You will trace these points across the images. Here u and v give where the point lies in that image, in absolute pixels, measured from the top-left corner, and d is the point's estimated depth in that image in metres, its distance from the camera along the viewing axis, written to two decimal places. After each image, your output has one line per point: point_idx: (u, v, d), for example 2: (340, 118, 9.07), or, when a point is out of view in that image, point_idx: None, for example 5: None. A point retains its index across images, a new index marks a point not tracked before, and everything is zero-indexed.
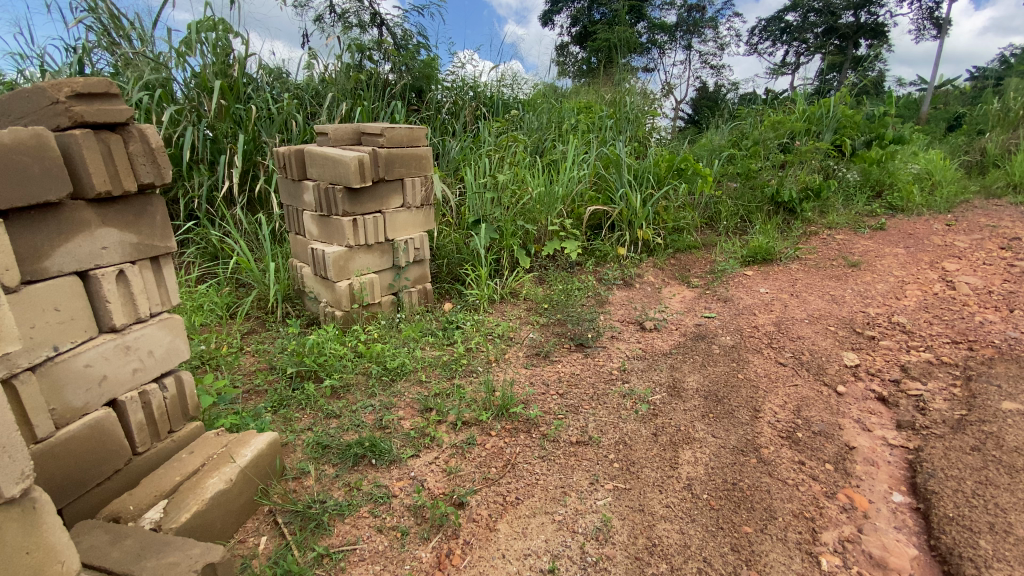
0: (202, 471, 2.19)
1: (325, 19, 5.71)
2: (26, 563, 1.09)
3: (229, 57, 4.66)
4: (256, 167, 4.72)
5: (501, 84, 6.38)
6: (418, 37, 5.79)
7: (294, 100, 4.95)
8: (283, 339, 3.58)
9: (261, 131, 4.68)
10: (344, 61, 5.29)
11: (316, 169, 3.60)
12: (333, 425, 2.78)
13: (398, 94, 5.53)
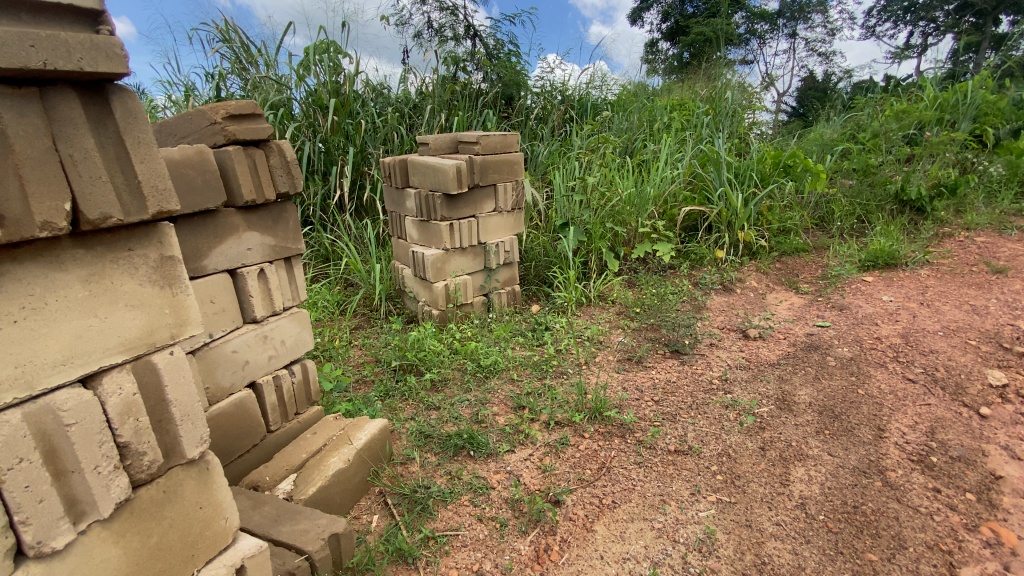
0: (324, 450, 2.43)
1: (423, 35, 6.04)
2: (199, 516, 1.21)
3: (340, 75, 5.08)
4: (362, 176, 5.11)
5: (590, 87, 6.34)
6: (509, 45, 5.94)
7: (396, 112, 5.29)
8: (387, 335, 3.84)
9: (369, 143, 5.06)
10: (440, 73, 5.56)
11: (417, 177, 3.83)
12: (433, 417, 2.94)
13: (490, 102, 5.71)
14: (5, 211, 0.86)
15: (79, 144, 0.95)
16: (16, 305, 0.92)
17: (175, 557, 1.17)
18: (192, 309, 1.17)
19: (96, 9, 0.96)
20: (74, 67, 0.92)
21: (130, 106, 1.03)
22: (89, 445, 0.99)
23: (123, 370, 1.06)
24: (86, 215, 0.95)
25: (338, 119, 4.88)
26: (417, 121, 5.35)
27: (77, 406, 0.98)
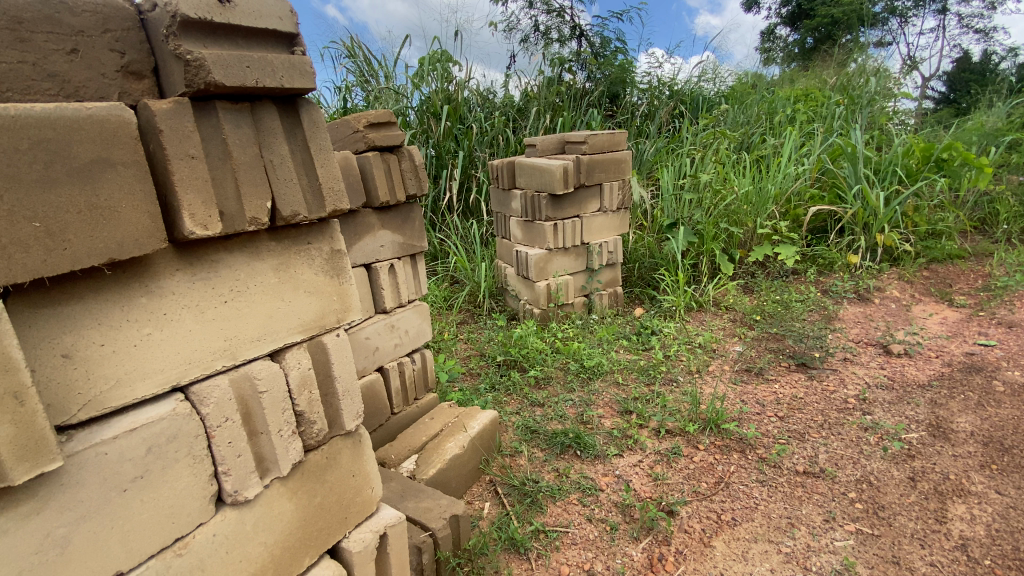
0: (442, 435, 2.58)
1: (530, 38, 6.13)
2: (352, 483, 1.36)
3: (450, 83, 5.27)
4: (470, 178, 5.30)
5: (701, 81, 6.03)
6: (616, 42, 5.83)
7: (503, 115, 5.42)
8: (490, 331, 3.96)
9: (478, 146, 5.24)
10: (547, 75, 5.61)
11: (523, 178, 3.88)
12: (538, 413, 2.98)
13: (595, 101, 5.65)
14: (225, 208, 1.02)
15: (278, 152, 1.10)
16: (226, 287, 1.08)
17: (332, 517, 1.31)
18: (352, 297, 1.31)
19: (292, 33, 1.10)
20: (277, 84, 1.06)
21: (314, 117, 1.17)
22: (275, 411, 1.14)
23: (301, 347, 1.21)
24: (281, 212, 1.11)
25: (450, 123, 5.11)
26: (524, 123, 5.44)
27: (268, 376, 1.13)
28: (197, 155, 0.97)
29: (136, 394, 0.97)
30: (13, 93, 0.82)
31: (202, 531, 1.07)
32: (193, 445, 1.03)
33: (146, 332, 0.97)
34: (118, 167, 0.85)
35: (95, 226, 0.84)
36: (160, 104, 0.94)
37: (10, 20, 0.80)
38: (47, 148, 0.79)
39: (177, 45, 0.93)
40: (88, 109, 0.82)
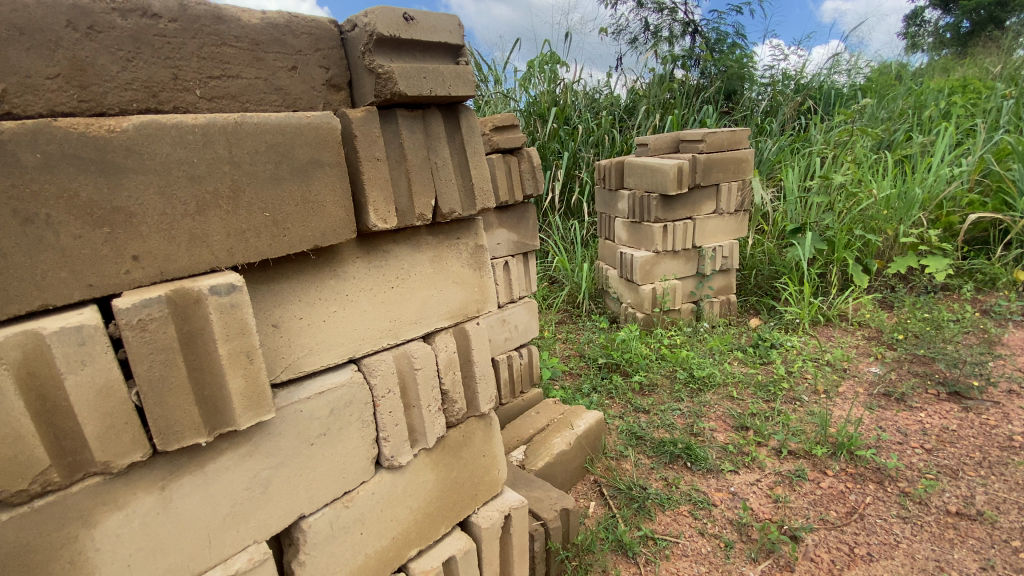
0: (548, 429, 2.63)
1: (640, 38, 5.98)
2: (481, 462, 1.50)
3: (556, 86, 5.23)
4: (573, 180, 5.24)
5: (832, 73, 5.50)
6: (733, 37, 5.50)
7: (610, 114, 5.27)
8: (591, 333, 3.94)
9: (583, 146, 5.16)
10: (657, 73, 5.42)
11: (633, 178, 3.78)
12: (643, 420, 2.91)
13: (710, 99, 5.37)
14: (399, 204, 1.17)
15: (440, 154, 1.24)
16: (393, 275, 1.24)
17: (464, 492, 1.47)
18: (490, 290, 1.47)
19: (458, 44, 1.22)
20: (445, 92, 1.18)
21: (469, 121, 1.29)
22: (427, 387, 1.30)
23: (447, 332, 1.37)
24: (440, 209, 1.25)
25: (557, 124, 5.10)
26: (632, 123, 5.30)
27: (423, 355, 1.29)
28: (381, 157, 1.12)
29: (322, 362, 1.14)
30: (249, 103, 0.97)
31: (365, 488, 1.23)
32: (363, 411, 1.20)
33: (332, 309, 1.14)
34: (326, 167, 1.00)
35: (307, 217, 0.99)
36: (355, 112, 1.09)
37: (251, 42, 0.95)
38: (278, 150, 0.94)
39: (371, 60, 1.07)
40: (308, 117, 0.97)
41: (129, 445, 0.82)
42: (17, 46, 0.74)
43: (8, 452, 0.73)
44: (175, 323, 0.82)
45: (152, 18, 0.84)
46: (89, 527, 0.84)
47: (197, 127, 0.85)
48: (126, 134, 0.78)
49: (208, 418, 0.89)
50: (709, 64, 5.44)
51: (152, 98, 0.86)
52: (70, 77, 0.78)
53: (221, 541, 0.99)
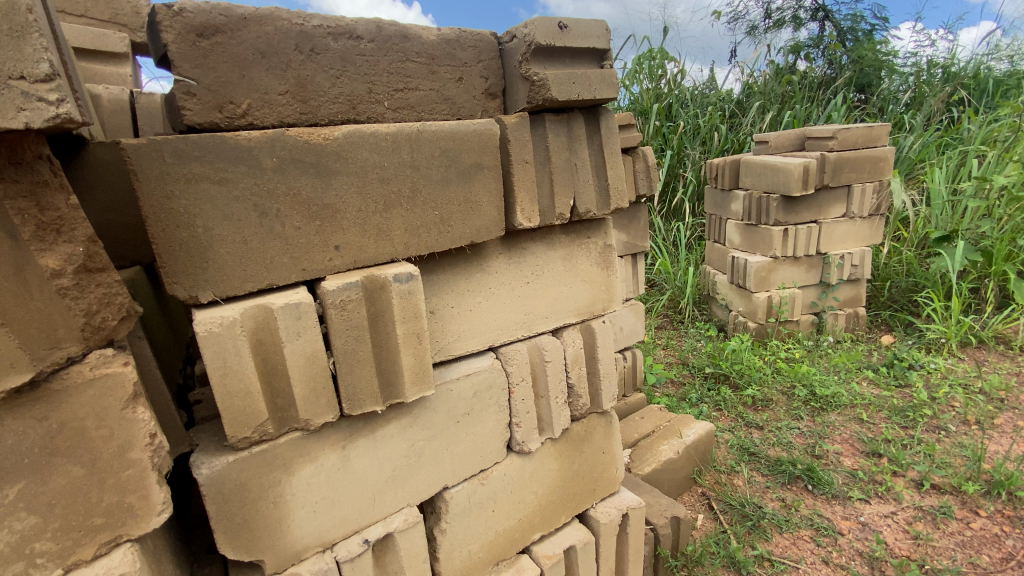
0: (654, 436, 2.56)
1: (758, 27, 5.60)
2: (601, 458, 1.54)
3: (662, 81, 4.99)
4: (676, 180, 4.87)
5: (992, 59, 4.80)
6: (870, 21, 4.98)
7: (719, 109, 4.91)
8: (696, 341, 3.76)
9: (688, 143, 4.81)
10: (777, 66, 5.04)
11: (750, 177, 3.53)
12: (756, 435, 2.72)
13: (839, 90, 4.87)
14: (541, 204, 1.24)
15: (581, 156, 1.29)
16: (529, 271, 1.32)
17: (584, 486, 1.52)
18: (617, 290, 1.49)
19: (604, 49, 1.25)
20: (591, 95, 1.23)
21: (609, 122, 1.32)
22: (556, 380, 1.37)
23: (574, 329, 1.42)
24: (578, 209, 1.30)
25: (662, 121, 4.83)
26: (743, 118, 4.91)
27: (553, 349, 1.36)
28: (530, 160, 1.20)
29: (467, 348, 1.25)
30: (424, 112, 1.09)
31: (497, 468, 1.33)
32: (499, 397, 1.29)
33: (477, 300, 1.24)
34: (486, 170, 1.14)
35: (467, 215, 1.13)
36: (509, 119, 1.17)
37: (428, 57, 1.08)
38: (448, 155, 1.08)
39: (528, 68, 1.15)
40: (474, 125, 1.10)
41: (325, 406, 0.98)
42: (260, 67, 0.89)
43: (241, 404, 0.90)
44: (366, 305, 0.99)
45: (355, 40, 0.98)
46: (290, 473, 1.00)
47: (389, 136, 1.00)
48: (337, 141, 0.94)
49: (383, 389, 1.05)
50: (838, 53, 4.93)
51: (351, 110, 1.00)
52: (294, 93, 0.93)
53: (383, 499, 1.14)
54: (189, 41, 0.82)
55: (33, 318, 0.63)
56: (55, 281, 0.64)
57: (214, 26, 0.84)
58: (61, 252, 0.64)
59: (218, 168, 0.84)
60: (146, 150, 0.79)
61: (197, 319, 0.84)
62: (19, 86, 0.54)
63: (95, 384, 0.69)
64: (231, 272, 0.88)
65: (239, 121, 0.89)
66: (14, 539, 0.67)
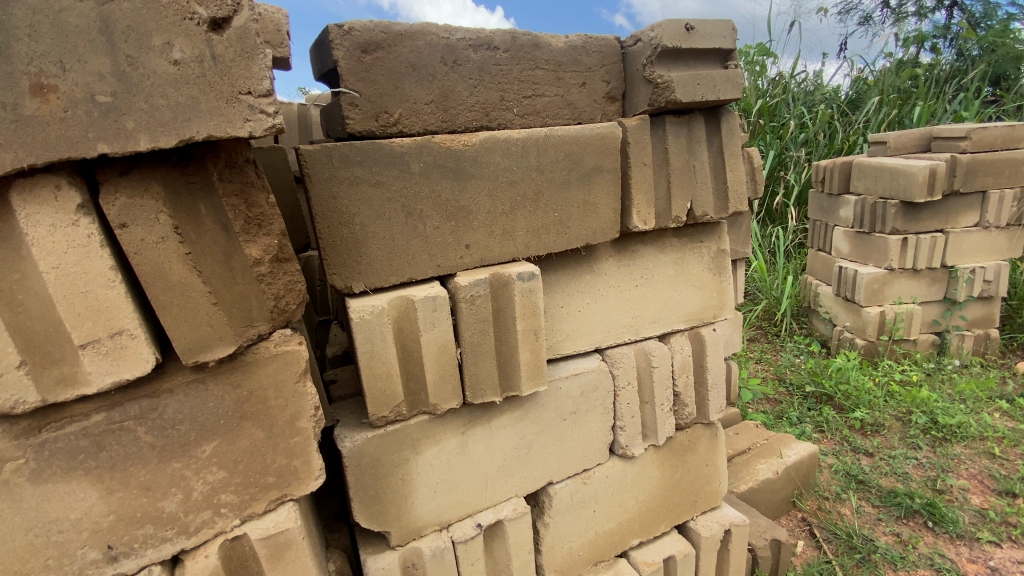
0: (750, 454, 2.39)
1: (875, 18, 5.14)
2: (703, 471, 1.50)
3: (764, 79, 4.67)
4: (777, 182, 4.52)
5: None
6: (1012, 7, 4.42)
7: (828, 108, 4.53)
8: (794, 356, 3.49)
9: (791, 145, 4.47)
10: (896, 59, 4.59)
11: (864, 181, 3.23)
12: (865, 462, 2.48)
13: (971, 85, 4.36)
14: (657, 207, 1.24)
15: (700, 158, 1.26)
16: (639, 274, 1.31)
17: (685, 497, 1.48)
18: (728, 297, 1.44)
19: (730, 49, 1.22)
20: (715, 96, 1.20)
21: (730, 124, 1.28)
22: (662, 386, 1.35)
23: (683, 335, 1.40)
24: (694, 212, 1.28)
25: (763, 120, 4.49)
26: (855, 116, 4.49)
27: (661, 354, 1.34)
28: (648, 162, 1.20)
29: (575, 348, 1.27)
30: (549, 117, 1.13)
31: (600, 469, 1.34)
32: (606, 398, 1.30)
33: (586, 301, 1.26)
34: (606, 172, 1.15)
35: (586, 216, 1.16)
36: (630, 121, 1.18)
37: (556, 64, 1.12)
38: (572, 158, 1.11)
39: (651, 71, 1.15)
40: (598, 128, 1.12)
41: (450, 393, 1.06)
42: (410, 79, 0.97)
43: (381, 385, 1.00)
44: (491, 301, 1.05)
45: (492, 51, 1.04)
46: (416, 453, 1.08)
47: (520, 141, 1.05)
48: (474, 147, 1.01)
49: (502, 381, 1.11)
50: (972, 44, 4.41)
51: (485, 117, 1.06)
52: (437, 102, 1.01)
53: (493, 487, 1.19)
54: (355, 57, 0.92)
55: (237, 299, 0.73)
56: (255, 268, 0.73)
57: (376, 42, 0.93)
58: (261, 243, 0.73)
59: (375, 173, 0.94)
60: (319, 155, 0.90)
61: (351, 308, 0.95)
62: (246, 100, 0.62)
63: (277, 359, 0.79)
64: (379, 265, 0.98)
65: (392, 129, 0.98)
66: (207, 488, 0.79)
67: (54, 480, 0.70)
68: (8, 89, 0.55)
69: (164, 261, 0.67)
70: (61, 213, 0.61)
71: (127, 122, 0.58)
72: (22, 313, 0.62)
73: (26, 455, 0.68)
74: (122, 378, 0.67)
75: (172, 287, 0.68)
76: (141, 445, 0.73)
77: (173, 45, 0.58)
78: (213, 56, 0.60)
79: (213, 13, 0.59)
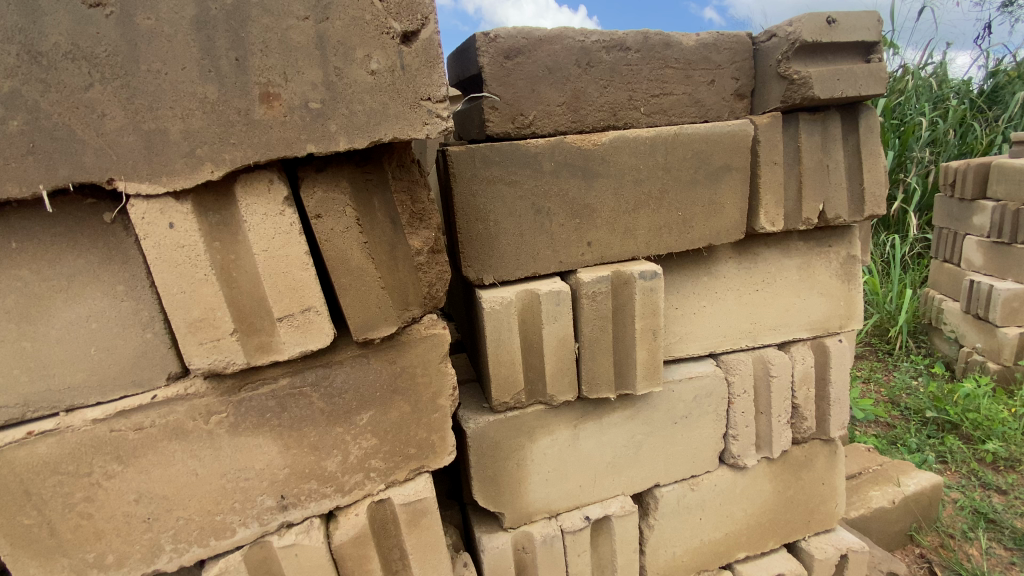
0: (861, 479, 2.18)
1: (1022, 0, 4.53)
2: (820, 490, 1.42)
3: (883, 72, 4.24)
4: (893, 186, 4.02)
5: None
6: None
7: (961, 104, 4.04)
8: (911, 377, 3.14)
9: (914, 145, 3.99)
10: None
11: (1004, 185, 2.86)
12: (998, 500, 2.20)
13: None
14: (786, 208, 1.19)
15: (835, 157, 1.20)
16: (760, 278, 1.26)
17: (798, 515, 1.41)
18: (857, 306, 1.35)
19: (874, 41, 1.14)
20: (856, 92, 1.13)
21: (869, 120, 1.20)
22: (780, 397, 1.30)
23: (805, 344, 1.33)
24: (826, 214, 1.22)
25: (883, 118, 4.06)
26: (994, 113, 3.97)
27: (781, 363, 1.28)
28: (779, 161, 1.16)
29: (689, 351, 1.25)
30: (676, 116, 1.13)
31: (710, 476, 1.31)
32: (719, 405, 1.27)
33: (703, 304, 1.24)
34: (734, 171, 1.13)
35: (710, 216, 1.14)
36: (760, 119, 1.15)
37: (685, 63, 1.11)
38: (700, 157, 1.10)
39: (787, 67, 1.10)
40: (727, 126, 1.11)
41: (567, 386, 1.09)
42: (546, 82, 1.02)
43: (505, 372, 1.05)
44: (612, 298, 1.07)
45: (624, 52, 1.06)
46: (531, 441, 1.13)
47: (648, 140, 1.06)
48: (604, 146, 1.03)
49: (617, 377, 1.12)
50: None
51: (613, 116, 1.08)
52: (569, 103, 1.04)
53: (602, 483, 1.21)
54: (497, 63, 0.98)
55: (399, 284, 0.81)
56: (416, 258, 0.81)
57: (517, 48, 0.98)
58: (422, 236, 0.81)
59: (511, 172, 0.99)
60: (464, 156, 0.96)
61: (482, 298, 1.01)
62: (427, 105, 0.71)
63: (426, 340, 0.86)
64: (508, 260, 1.03)
65: (527, 131, 1.02)
66: (362, 453, 0.88)
67: (245, 433, 0.81)
68: (243, 97, 0.64)
69: (346, 249, 0.76)
70: (272, 204, 0.70)
71: (331, 126, 0.67)
72: (236, 288, 0.72)
73: (226, 411, 0.79)
74: (308, 349, 0.76)
75: (351, 271, 0.77)
76: (314, 409, 0.83)
77: (371, 57, 0.67)
78: (402, 66, 0.69)
79: (406, 27, 0.68)
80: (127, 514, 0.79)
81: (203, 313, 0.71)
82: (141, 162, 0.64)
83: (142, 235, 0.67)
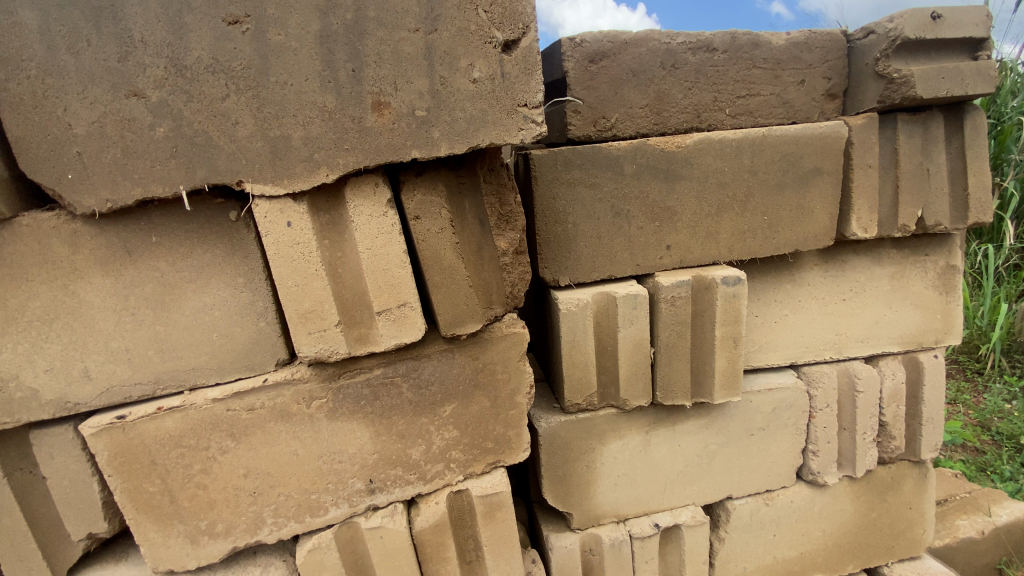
0: (946, 506, 2.02)
1: None
2: (906, 515, 1.33)
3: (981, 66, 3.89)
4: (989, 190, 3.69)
5: None
6: None
7: None
8: (1005, 398, 2.87)
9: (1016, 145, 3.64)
10: None
11: None
12: None
13: None
14: (880, 214, 1.13)
15: (936, 161, 1.13)
16: (848, 287, 1.20)
17: (880, 540, 1.33)
18: (956, 320, 1.26)
19: (985, 36, 1.06)
20: (962, 91, 1.06)
21: (977, 120, 1.12)
22: (865, 413, 1.23)
23: (894, 359, 1.26)
24: (925, 221, 1.14)
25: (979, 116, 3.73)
26: None
27: (868, 378, 1.22)
28: (873, 164, 1.10)
29: (768, 361, 1.21)
30: (762, 117, 1.10)
31: (786, 492, 1.26)
32: (799, 418, 1.22)
33: (785, 312, 1.20)
34: (825, 175, 1.09)
35: (796, 221, 1.10)
36: (854, 120, 1.09)
37: (774, 63, 1.08)
38: (787, 160, 1.07)
39: (885, 66, 1.05)
40: (819, 128, 1.07)
41: (641, 390, 1.09)
42: (630, 84, 1.02)
43: (579, 374, 1.06)
44: (690, 303, 1.06)
45: (710, 53, 1.04)
46: (602, 444, 1.13)
47: (733, 142, 1.04)
48: (687, 149, 1.02)
49: (692, 384, 1.11)
50: None
51: (696, 118, 1.07)
52: (652, 106, 1.04)
53: (673, 491, 1.20)
54: (582, 67, 0.99)
55: (486, 283, 0.84)
56: (502, 258, 0.84)
57: (602, 52, 0.99)
58: (509, 237, 0.83)
59: (592, 175, 1.00)
60: (546, 159, 0.98)
61: (560, 300, 1.03)
62: (523, 112, 0.73)
63: (509, 339, 0.89)
64: (585, 261, 1.04)
65: (608, 134, 1.03)
66: (444, 444, 0.91)
67: (341, 419, 0.86)
68: (357, 106, 0.69)
69: (441, 248, 0.79)
70: (377, 205, 0.75)
71: (434, 132, 0.71)
72: (341, 283, 0.77)
73: (327, 396, 0.85)
74: (402, 342, 0.81)
75: (443, 270, 0.80)
76: (403, 399, 0.87)
77: (474, 66, 0.70)
78: (502, 73, 0.71)
79: (507, 36, 0.71)
80: (236, 487, 0.86)
81: (312, 305, 0.77)
82: (265, 164, 0.70)
83: (264, 232, 0.74)
